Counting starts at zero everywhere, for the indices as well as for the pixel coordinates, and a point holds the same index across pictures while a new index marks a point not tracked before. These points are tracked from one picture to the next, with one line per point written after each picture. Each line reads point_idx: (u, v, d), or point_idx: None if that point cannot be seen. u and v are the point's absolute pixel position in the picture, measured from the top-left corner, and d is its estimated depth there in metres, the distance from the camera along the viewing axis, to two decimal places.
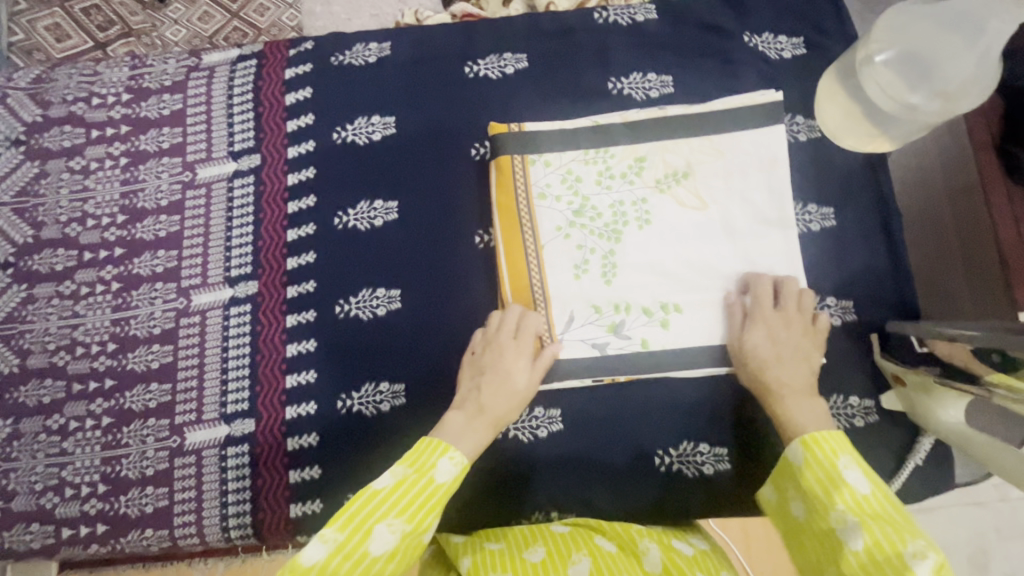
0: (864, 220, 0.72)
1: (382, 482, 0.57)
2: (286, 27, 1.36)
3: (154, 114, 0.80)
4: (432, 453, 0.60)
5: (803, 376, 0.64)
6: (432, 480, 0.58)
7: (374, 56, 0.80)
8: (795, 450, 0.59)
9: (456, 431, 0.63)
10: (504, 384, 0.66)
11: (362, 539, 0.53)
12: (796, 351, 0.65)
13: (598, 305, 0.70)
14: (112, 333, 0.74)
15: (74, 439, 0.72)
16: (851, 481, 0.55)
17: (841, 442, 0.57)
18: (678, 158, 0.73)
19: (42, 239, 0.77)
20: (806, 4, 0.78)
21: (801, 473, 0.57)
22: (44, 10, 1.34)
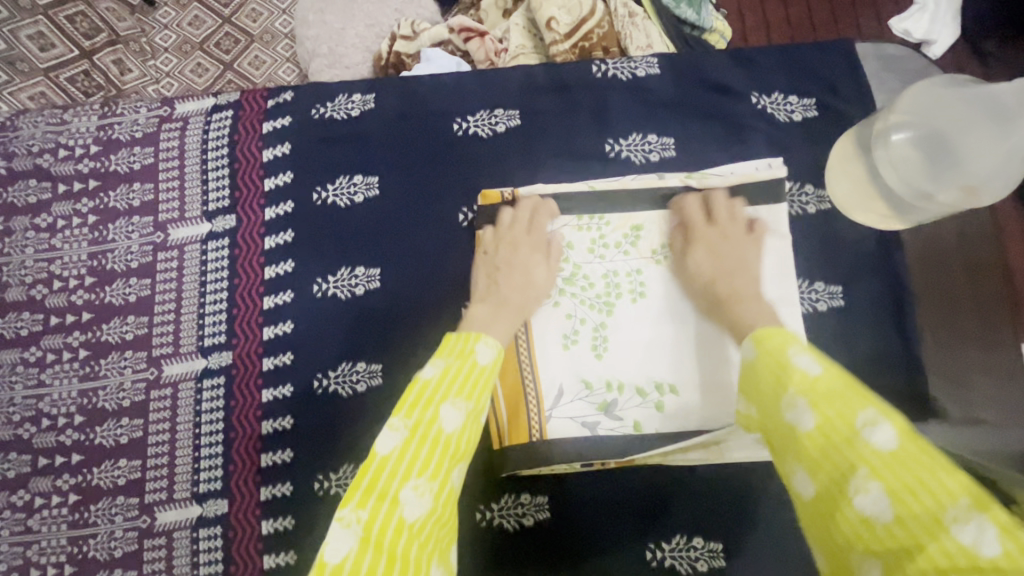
0: (875, 302, 0.68)
1: (429, 371, 0.52)
2: (279, 33, 1.30)
3: (124, 168, 0.75)
4: (469, 340, 0.56)
5: (753, 290, 0.62)
6: (476, 362, 0.54)
7: (357, 108, 0.75)
8: (748, 348, 0.51)
9: (485, 318, 0.62)
10: (517, 272, 0.67)
11: (434, 418, 0.49)
12: (740, 264, 0.64)
13: (589, 380, 0.68)
14: (79, 405, 0.71)
15: (39, 517, 0.69)
16: (802, 366, 0.45)
17: (788, 337, 0.49)
18: (676, 229, 0.69)
19: (7, 301, 0.73)
20: (819, 64, 0.73)
21: (755, 369, 0.49)
22: (26, 19, 1.28)
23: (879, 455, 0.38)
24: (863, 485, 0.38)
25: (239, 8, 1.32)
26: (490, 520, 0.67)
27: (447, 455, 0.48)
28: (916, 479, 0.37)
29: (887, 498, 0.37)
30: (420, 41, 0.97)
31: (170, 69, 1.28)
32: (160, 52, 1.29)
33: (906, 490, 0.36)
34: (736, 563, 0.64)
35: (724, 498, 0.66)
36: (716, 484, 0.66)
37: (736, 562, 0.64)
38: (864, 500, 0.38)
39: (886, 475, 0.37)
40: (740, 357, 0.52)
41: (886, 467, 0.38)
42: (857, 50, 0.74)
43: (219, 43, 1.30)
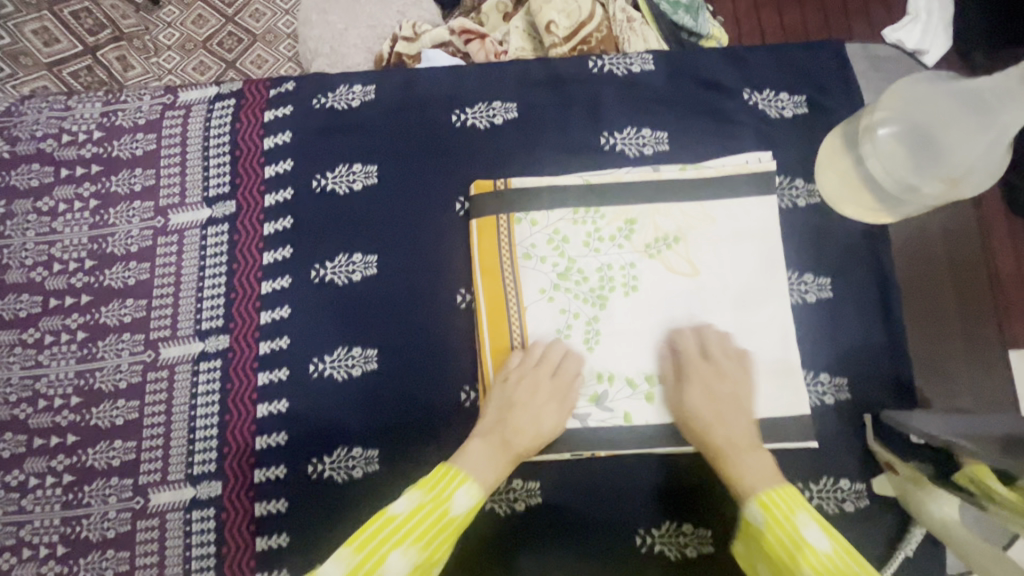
0: (861, 293, 0.69)
1: (399, 506, 0.56)
2: (282, 32, 1.32)
3: (126, 154, 0.77)
4: (449, 483, 0.59)
5: (745, 432, 0.62)
6: (449, 510, 0.57)
7: (358, 99, 0.77)
8: (755, 510, 0.56)
9: (478, 460, 0.61)
10: (524, 410, 0.64)
11: (375, 566, 0.53)
12: (733, 405, 0.64)
13: (580, 373, 0.67)
14: (76, 386, 0.72)
15: (33, 497, 0.69)
16: (811, 541, 0.53)
17: (794, 501, 0.56)
18: (671, 220, 0.70)
19: (6, 283, 0.74)
20: (809, 62, 0.75)
21: (766, 533, 0.55)
22: (31, 14, 1.30)
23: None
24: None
25: (242, 7, 1.33)
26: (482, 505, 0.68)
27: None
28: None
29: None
30: (420, 42, 0.98)
31: (172, 66, 1.30)
32: (163, 50, 1.31)
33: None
34: (724, 548, 0.65)
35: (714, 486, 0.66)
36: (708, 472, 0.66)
37: (724, 547, 0.65)
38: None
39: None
40: (745, 515, 0.57)
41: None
42: (847, 49, 0.76)
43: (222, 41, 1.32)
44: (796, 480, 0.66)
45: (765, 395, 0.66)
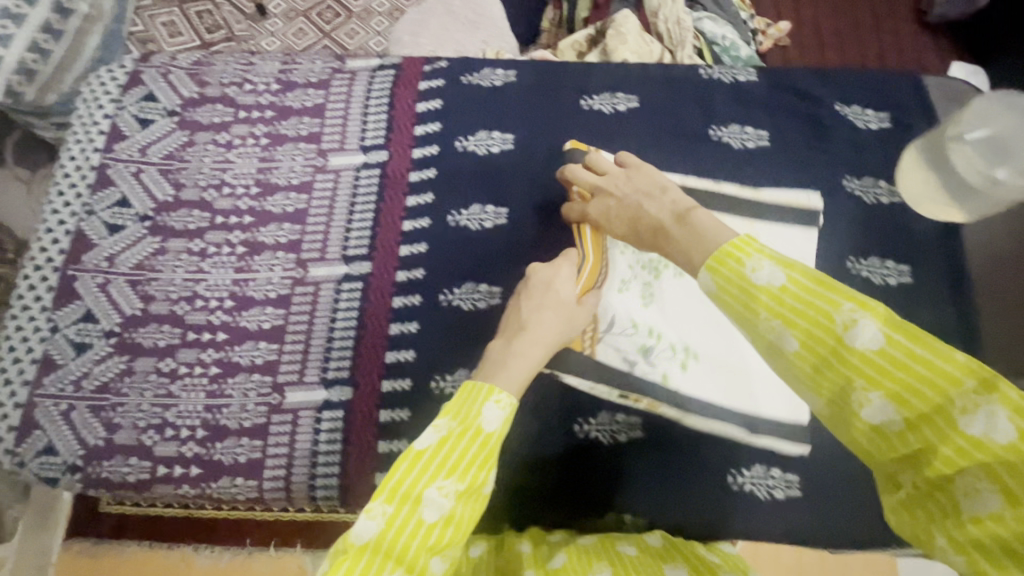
0: (938, 281, 0.78)
1: (424, 442, 0.52)
2: (371, 50, 1.68)
3: (297, 104, 0.89)
4: (473, 403, 0.54)
5: (665, 206, 0.64)
6: (480, 430, 0.52)
7: (500, 80, 0.89)
8: (705, 280, 0.51)
9: (505, 367, 0.58)
10: (544, 297, 0.64)
11: (413, 508, 0.50)
12: (645, 184, 0.69)
13: (636, 321, 0.73)
14: (231, 292, 0.81)
15: (181, 383, 0.77)
16: (765, 280, 0.47)
17: (742, 248, 0.49)
18: (732, 227, 0.77)
19: (181, 199, 0.85)
20: (891, 87, 0.87)
21: (720, 299, 0.50)
22: (163, 8, 1.69)
23: (864, 355, 0.43)
24: (864, 398, 0.44)
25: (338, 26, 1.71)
26: (587, 433, 0.74)
27: (425, 547, 0.49)
28: (909, 372, 0.43)
29: (888, 403, 0.43)
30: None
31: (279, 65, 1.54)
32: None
33: (899, 387, 0.43)
34: (809, 493, 0.71)
35: None
36: (799, 424, 0.73)
37: (809, 492, 0.71)
38: (870, 410, 0.44)
39: (881, 382, 0.43)
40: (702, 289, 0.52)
41: (875, 369, 0.43)
42: (925, 80, 0.88)
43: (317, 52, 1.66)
44: None
45: (740, 391, 0.73)
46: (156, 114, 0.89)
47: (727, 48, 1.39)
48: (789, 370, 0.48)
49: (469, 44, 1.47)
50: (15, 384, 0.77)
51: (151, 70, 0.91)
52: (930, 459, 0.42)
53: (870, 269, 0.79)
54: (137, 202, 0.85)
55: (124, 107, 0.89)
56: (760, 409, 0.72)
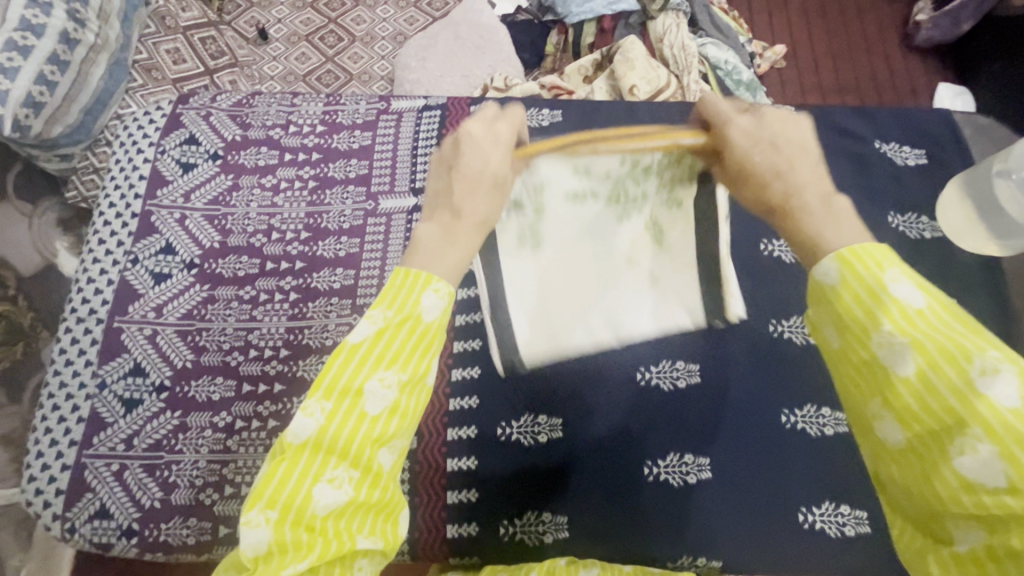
0: (986, 313, 0.80)
1: (360, 334, 0.46)
2: (376, 74, 1.63)
3: (344, 146, 0.89)
4: (412, 289, 0.48)
5: (814, 170, 0.48)
6: (420, 318, 0.47)
7: (547, 120, 0.91)
8: (828, 267, 0.43)
9: (433, 241, 0.50)
10: (473, 169, 0.52)
11: (354, 401, 0.45)
12: (783, 121, 0.50)
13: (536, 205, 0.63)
14: (286, 340, 0.79)
15: (239, 438, 0.75)
16: (903, 294, 0.40)
17: (884, 253, 0.42)
18: (683, 237, 0.64)
19: (229, 245, 0.83)
20: (923, 124, 0.91)
21: (837, 296, 0.42)
22: (168, 35, 1.57)
23: (998, 414, 0.36)
24: (972, 445, 0.37)
25: (342, 50, 1.65)
26: (656, 475, 0.73)
27: (370, 441, 0.45)
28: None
29: (1000, 461, 0.36)
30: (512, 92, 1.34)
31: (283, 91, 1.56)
32: (267, 79, 1.60)
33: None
34: (882, 530, 0.71)
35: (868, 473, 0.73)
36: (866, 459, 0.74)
37: (881, 528, 0.71)
38: (969, 461, 0.37)
39: (1004, 437, 0.36)
40: (815, 276, 0.44)
41: (1002, 425, 0.36)
42: (954, 116, 0.92)
43: (321, 76, 1.62)
44: None
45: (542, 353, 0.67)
46: (199, 158, 0.87)
47: (729, 72, 1.38)
48: (887, 395, 0.41)
49: (477, 68, 1.47)
50: (63, 444, 0.74)
51: (190, 112, 0.90)
52: (1008, 536, 0.36)
53: None
54: (183, 249, 0.83)
55: (165, 151, 0.87)
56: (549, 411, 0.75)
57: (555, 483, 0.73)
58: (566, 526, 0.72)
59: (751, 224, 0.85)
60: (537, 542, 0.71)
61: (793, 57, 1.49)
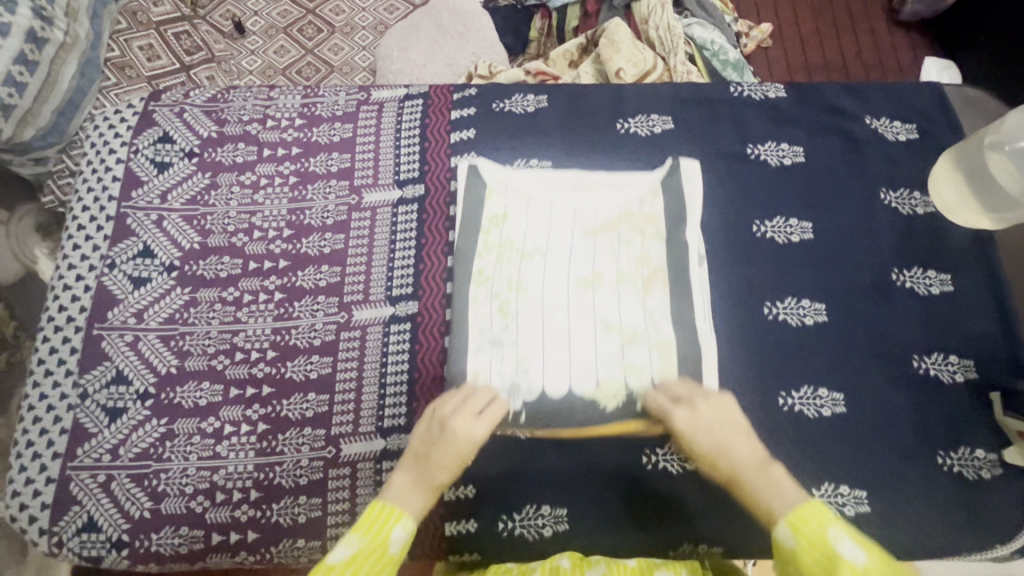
0: (979, 287, 0.79)
1: (336, 557, 0.58)
2: (358, 66, 1.59)
3: (324, 139, 0.86)
4: (384, 522, 0.61)
5: (751, 450, 0.63)
6: (385, 551, 0.60)
7: (532, 106, 0.89)
8: (784, 532, 0.57)
9: (402, 489, 0.63)
10: (449, 447, 0.64)
11: None
12: (729, 427, 0.64)
13: (499, 292, 0.74)
14: (272, 342, 0.77)
15: (228, 444, 0.73)
16: (849, 556, 0.54)
17: (821, 517, 0.57)
18: (658, 251, 0.75)
19: (209, 246, 0.81)
20: (914, 98, 0.89)
21: (801, 559, 0.55)
22: (140, 31, 1.55)
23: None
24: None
25: (321, 42, 1.61)
26: (656, 463, 0.72)
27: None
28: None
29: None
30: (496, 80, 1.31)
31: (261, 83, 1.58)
32: (246, 74, 1.57)
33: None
34: (880, 508, 0.71)
35: (864, 453, 0.73)
36: (863, 438, 0.73)
37: (879, 506, 0.71)
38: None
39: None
40: (776, 537, 0.58)
41: None
42: (944, 89, 0.90)
43: (302, 70, 1.59)
44: (936, 447, 0.73)
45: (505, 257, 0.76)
46: (174, 156, 0.85)
47: (715, 52, 1.36)
48: None
49: (460, 56, 1.44)
50: (47, 457, 0.72)
51: (162, 109, 0.87)
52: None
53: (913, 279, 0.80)
54: (162, 251, 0.80)
55: (138, 151, 0.84)
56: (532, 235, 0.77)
57: (552, 476, 0.72)
58: (566, 519, 0.71)
59: (743, 205, 0.84)
60: (537, 536, 0.71)
61: (778, 36, 1.47)
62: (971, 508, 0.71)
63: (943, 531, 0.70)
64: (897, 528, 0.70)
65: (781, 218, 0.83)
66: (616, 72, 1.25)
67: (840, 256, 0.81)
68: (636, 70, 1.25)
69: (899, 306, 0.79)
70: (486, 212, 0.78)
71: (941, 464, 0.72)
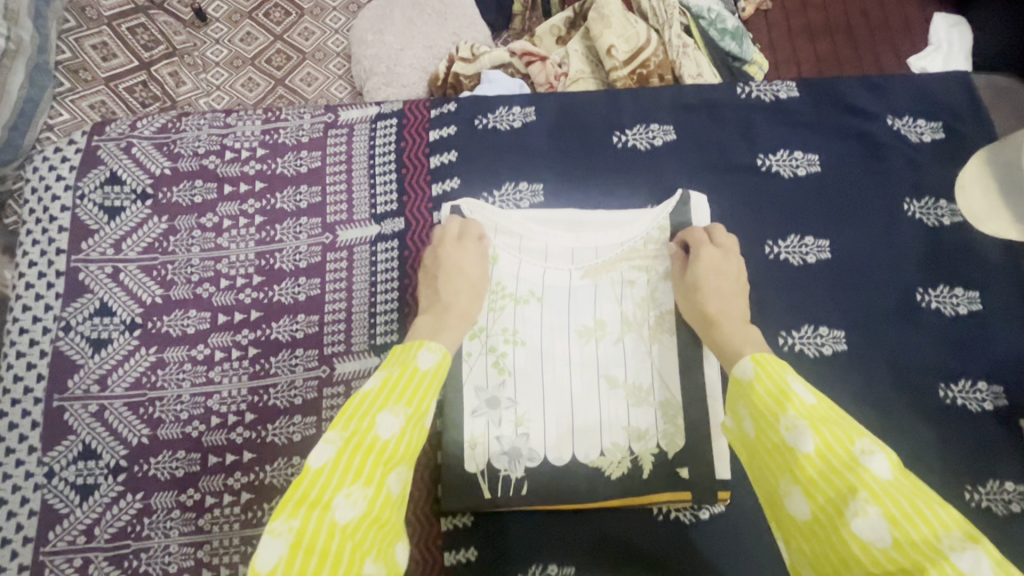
0: (1010, 303, 0.73)
1: (370, 384, 0.55)
2: (331, 51, 1.45)
3: (290, 171, 0.78)
4: (411, 350, 0.60)
5: (744, 313, 0.65)
6: (418, 368, 0.58)
7: (519, 120, 0.80)
8: (746, 367, 0.54)
9: (428, 331, 0.63)
10: (459, 279, 0.69)
11: (368, 427, 0.52)
12: (735, 286, 0.67)
13: (493, 345, 0.72)
14: (250, 403, 0.71)
15: (210, 516, 0.68)
16: (800, 394, 0.50)
17: (786, 364, 0.53)
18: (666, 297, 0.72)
19: (172, 299, 0.74)
20: (939, 92, 0.81)
21: (754, 389, 0.52)
22: (92, 28, 1.39)
23: (876, 482, 0.43)
24: (862, 509, 0.42)
25: (291, 27, 1.46)
26: (666, 513, 0.68)
27: (381, 462, 0.51)
28: (912, 507, 0.41)
29: (885, 521, 0.41)
30: (480, 63, 1.21)
31: (223, 81, 1.41)
32: (212, 66, 1.42)
33: (903, 516, 0.40)
34: None
35: None
36: None
37: None
38: (862, 523, 0.41)
39: (885, 502, 0.41)
40: (736, 375, 0.55)
41: (887, 496, 0.42)
42: (970, 79, 0.82)
43: (271, 59, 1.44)
44: (964, 482, 0.69)
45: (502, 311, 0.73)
46: (125, 199, 0.77)
47: (713, 21, 1.24)
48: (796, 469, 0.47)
49: (439, 38, 1.32)
50: (17, 543, 0.67)
51: (108, 145, 0.79)
52: None
53: (939, 298, 0.74)
54: (121, 308, 0.73)
55: (85, 196, 0.76)
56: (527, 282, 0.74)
57: (559, 532, 0.68)
58: None
59: (754, 223, 0.77)
60: None
61: None
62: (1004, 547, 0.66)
63: None
64: None
65: (795, 237, 0.76)
66: (607, 51, 1.14)
67: (860, 275, 0.75)
68: (629, 49, 1.15)
69: (923, 329, 0.73)
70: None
71: (969, 500, 0.68)
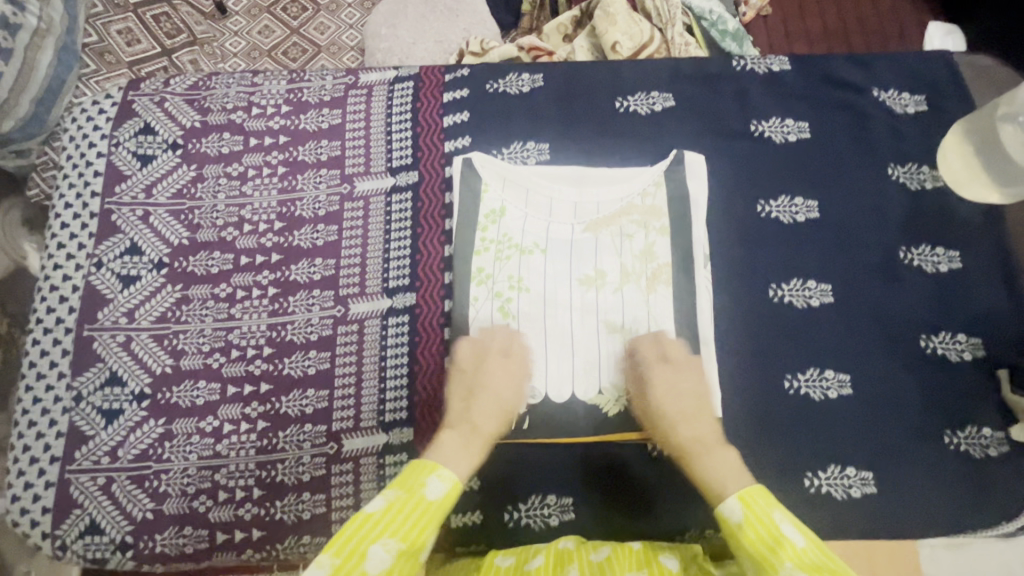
0: (989, 264, 0.78)
1: (374, 506, 0.57)
2: (346, 45, 1.51)
3: (312, 126, 0.83)
4: (421, 474, 0.60)
5: (714, 429, 0.66)
6: (423, 498, 0.58)
7: (527, 85, 0.85)
8: (733, 506, 0.59)
9: (454, 451, 0.64)
10: (493, 399, 0.69)
11: (358, 561, 0.54)
12: (696, 403, 0.67)
13: (499, 290, 0.75)
14: (269, 338, 0.75)
15: (228, 442, 0.71)
16: (788, 536, 0.56)
17: (768, 499, 0.60)
18: (666, 249, 0.76)
19: (198, 241, 0.78)
20: (923, 70, 0.86)
21: (746, 532, 0.58)
22: (118, 15, 1.46)
23: None
24: None
25: (307, 21, 1.53)
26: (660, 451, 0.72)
27: None
28: None
29: None
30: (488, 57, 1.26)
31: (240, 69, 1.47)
32: (230, 56, 1.48)
33: None
34: (886, 488, 0.70)
35: (871, 433, 0.72)
36: (872, 419, 0.72)
37: (884, 486, 0.70)
38: None
39: None
40: (724, 512, 0.60)
41: None
42: (953, 59, 0.88)
43: (288, 50, 1.50)
44: (943, 427, 0.72)
45: (509, 259, 0.76)
46: (157, 148, 0.82)
47: (714, 22, 1.29)
48: None
49: (451, 33, 1.39)
50: (44, 462, 0.71)
51: (142, 99, 0.84)
52: None
53: (921, 256, 0.78)
54: (150, 248, 0.78)
55: (119, 143, 0.82)
56: (532, 234, 0.78)
57: (560, 464, 0.72)
58: (572, 507, 0.70)
59: (748, 185, 0.81)
60: (544, 525, 0.70)
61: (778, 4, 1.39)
62: (976, 486, 0.70)
63: (949, 510, 0.70)
64: (905, 506, 0.70)
65: (786, 197, 0.81)
66: (612, 46, 1.19)
67: (846, 233, 0.79)
68: (633, 43, 1.21)
69: (906, 284, 0.77)
70: (483, 207, 0.78)
71: (948, 443, 0.72)
